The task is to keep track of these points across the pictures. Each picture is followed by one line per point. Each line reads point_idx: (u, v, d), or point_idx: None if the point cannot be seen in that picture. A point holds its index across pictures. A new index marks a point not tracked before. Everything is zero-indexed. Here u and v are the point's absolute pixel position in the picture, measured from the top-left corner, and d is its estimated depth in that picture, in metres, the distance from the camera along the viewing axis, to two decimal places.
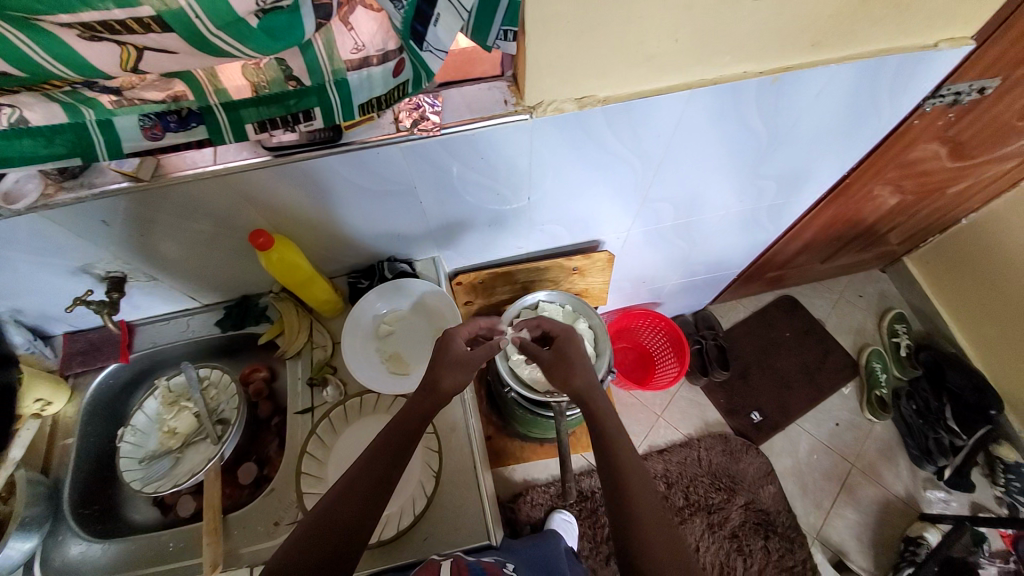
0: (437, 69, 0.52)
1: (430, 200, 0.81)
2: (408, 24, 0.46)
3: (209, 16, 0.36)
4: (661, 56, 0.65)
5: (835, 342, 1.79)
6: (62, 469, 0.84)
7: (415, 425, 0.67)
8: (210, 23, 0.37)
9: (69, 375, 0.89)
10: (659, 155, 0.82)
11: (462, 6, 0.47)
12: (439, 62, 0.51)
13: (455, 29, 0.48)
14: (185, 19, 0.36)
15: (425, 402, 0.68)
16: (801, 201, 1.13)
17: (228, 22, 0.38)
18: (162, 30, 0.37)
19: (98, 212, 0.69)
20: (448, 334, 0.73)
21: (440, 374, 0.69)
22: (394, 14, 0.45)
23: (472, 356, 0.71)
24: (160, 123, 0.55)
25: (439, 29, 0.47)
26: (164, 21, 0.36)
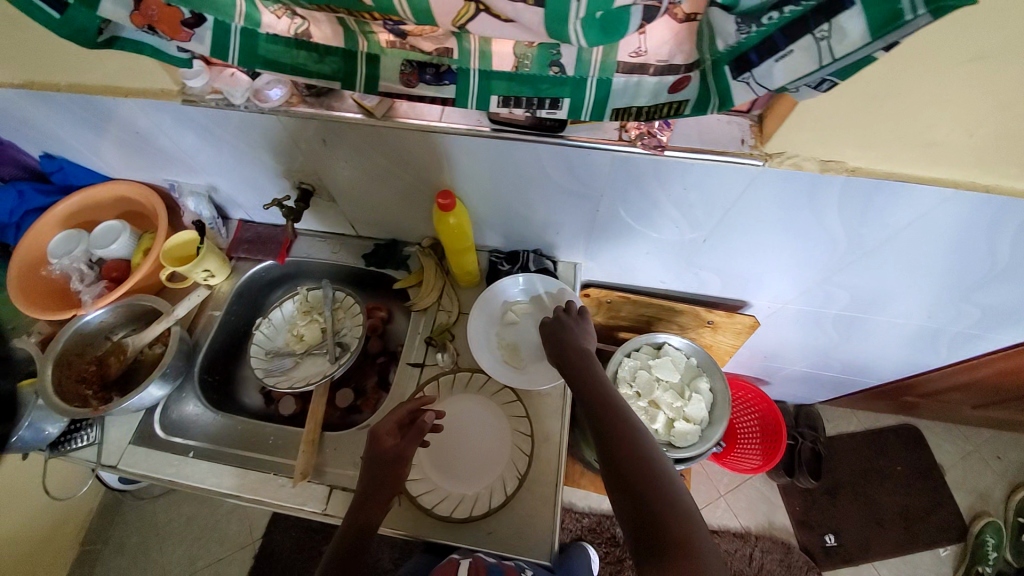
0: (739, 103, 0.45)
1: (606, 211, 0.78)
2: (741, 48, 0.42)
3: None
4: (944, 145, 0.56)
5: (951, 497, 1.54)
6: (203, 335, 0.93)
7: (375, 514, 0.68)
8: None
9: (234, 257, 0.99)
10: (869, 244, 0.73)
11: (826, 54, 0.39)
12: (748, 96, 0.44)
13: (798, 72, 0.41)
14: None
15: (369, 505, 0.68)
16: (993, 340, 0.96)
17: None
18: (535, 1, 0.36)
19: (319, 130, 0.74)
20: (372, 434, 0.71)
21: (380, 461, 0.70)
22: (730, 36, 0.42)
23: (399, 450, 0.70)
24: (417, 72, 0.58)
25: (779, 66, 0.41)
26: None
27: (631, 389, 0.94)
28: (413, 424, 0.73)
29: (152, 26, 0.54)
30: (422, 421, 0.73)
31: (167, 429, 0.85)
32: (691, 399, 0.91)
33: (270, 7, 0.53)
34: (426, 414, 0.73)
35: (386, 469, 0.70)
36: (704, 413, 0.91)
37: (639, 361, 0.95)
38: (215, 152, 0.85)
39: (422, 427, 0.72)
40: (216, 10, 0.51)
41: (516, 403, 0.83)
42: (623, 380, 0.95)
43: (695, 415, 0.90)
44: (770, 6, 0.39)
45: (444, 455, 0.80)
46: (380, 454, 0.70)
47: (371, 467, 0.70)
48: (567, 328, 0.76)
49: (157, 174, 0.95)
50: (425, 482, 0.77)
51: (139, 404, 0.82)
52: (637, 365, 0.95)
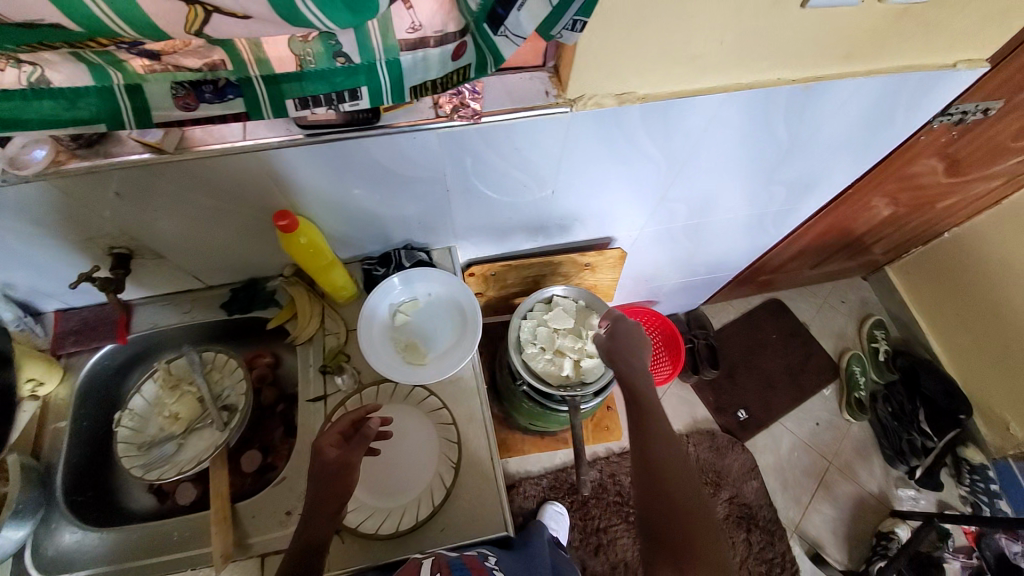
0: (508, 56, 0.51)
1: (456, 189, 0.79)
2: (488, 6, 0.46)
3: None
4: (706, 56, 0.65)
5: (819, 344, 1.86)
6: (54, 454, 0.79)
7: (323, 526, 0.63)
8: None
9: (62, 354, 0.84)
10: (684, 156, 0.83)
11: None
12: (512, 48, 0.50)
13: (539, 17, 0.47)
14: None
15: (314, 519, 0.63)
16: (804, 209, 1.16)
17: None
18: None
19: (109, 184, 0.65)
20: (313, 448, 0.65)
21: (324, 471, 0.64)
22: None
23: (344, 460, 0.65)
24: (193, 92, 0.53)
25: (523, 15, 0.46)
26: None
27: (535, 347, 0.99)
28: (357, 431, 0.68)
29: None
30: (366, 428, 0.68)
31: (48, 567, 0.72)
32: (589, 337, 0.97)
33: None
34: (369, 421, 0.68)
35: (335, 482, 0.64)
36: None
37: (536, 320, 1.00)
38: None
39: (368, 434, 0.67)
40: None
41: (431, 398, 0.82)
42: (527, 342, 1.00)
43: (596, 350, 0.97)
44: None
45: (374, 475, 0.77)
46: (326, 469, 0.64)
47: (315, 481, 0.64)
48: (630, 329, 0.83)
49: None
50: (362, 509, 0.74)
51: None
52: (535, 325, 1.01)
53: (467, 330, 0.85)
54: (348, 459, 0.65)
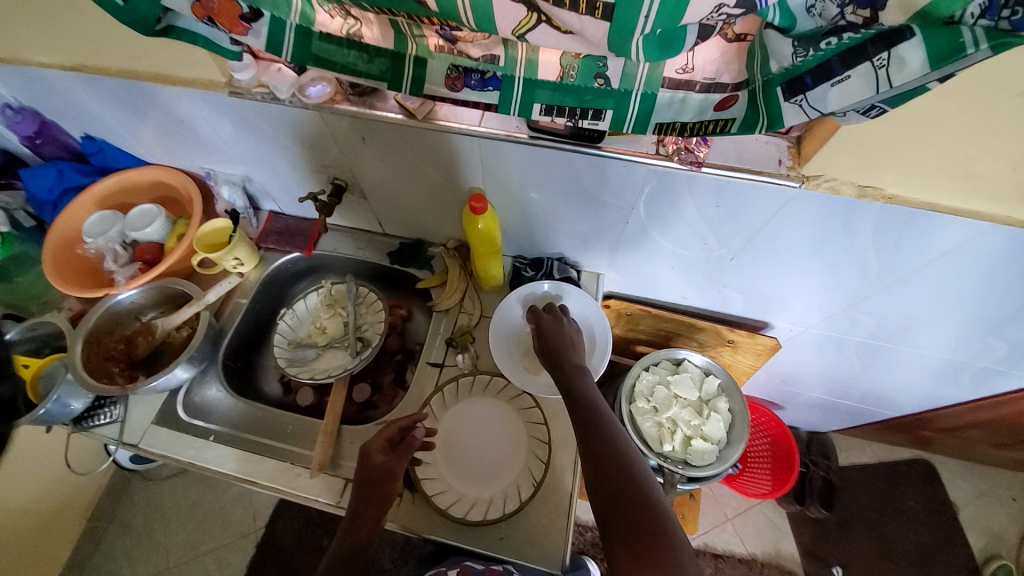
0: (787, 126, 0.47)
1: (636, 224, 0.79)
2: (795, 72, 0.43)
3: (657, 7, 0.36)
4: (987, 178, 0.56)
5: (966, 538, 1.50)
6: (229, 321, 0.95)
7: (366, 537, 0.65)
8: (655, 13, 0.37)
9: (262, 247, 1.01)
10: (902, 273, 0.73)
11: (884, 82, 0.40)
12: (799, 119, 0.46)
13: (854, 97, 0.42)
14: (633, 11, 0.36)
15: (358, 523, 0.66)
16: (1019, 378, 0.95)
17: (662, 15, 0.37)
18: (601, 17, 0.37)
19: (360, 129, 0.75)
20: (362, 451, 0.70)
21: (365, 471, 0.69)
22: (782, 60, 0.44)
23: (388, 464, 0.69)
24: (463, 77, 0.59)
25: (833, 90, 0.43)
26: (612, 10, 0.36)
27: (647, 405, 0.92)
28: (404, 439, 0.72)
29: (212, 17, 0.54)
30: (412, 436, 0.72)
31: (190, 411, 0.87)
32: (709, 417, 0.90)
33: (325, 6, 0.53)
34: (415, 430, 0.73)
35: (376, 485, 0.68)
36: (722, 432, 0.90)
37: (658, 376, 0.95)
38: (257, 143, 0.87)
39: (412, 439, 0.72)
40: (271, 5, 0.52)
41: (535, 409, 0.83)
42: (641, 395, 0.93)
43: (713, 434, 0.89)
44: (826, 31, 0.41)
45: (459, 455, 0.80)
46: (370, 474, 0.69)
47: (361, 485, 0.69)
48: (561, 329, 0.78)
49: (194, 162, 0.98)
50: (440, 483, 0.77)
51: (165, 385, 0.84)
52: (656, 380, 0.95)
53: (591, 356, 0.85)
54: (393, 465, 0.69)
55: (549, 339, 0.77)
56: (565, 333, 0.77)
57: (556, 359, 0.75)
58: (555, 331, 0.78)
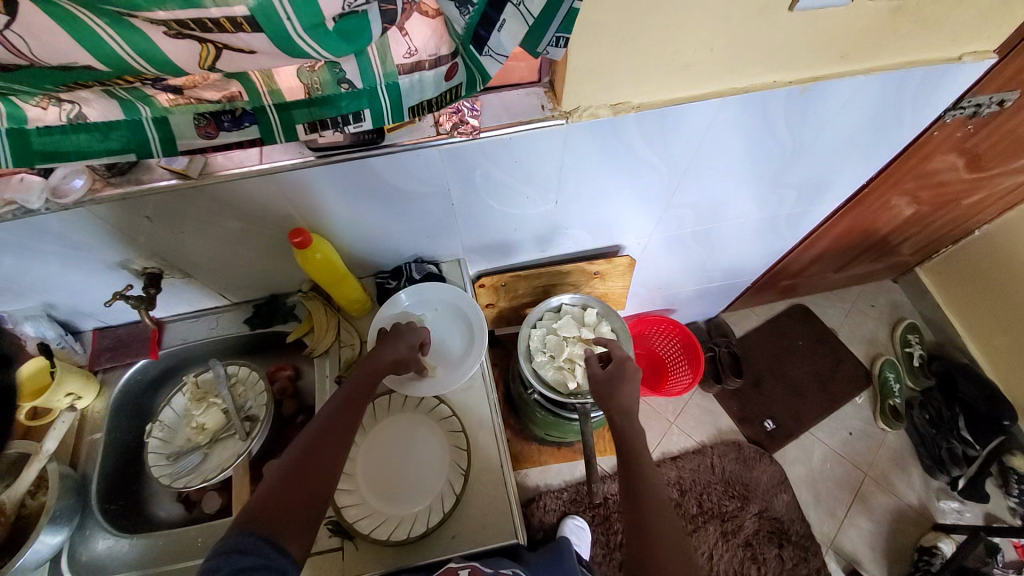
0: (493, 72, 0.53)
1: (461, 202, 0.82)
2: (472, 29, 0.48)
3: (298, 16, 0.37)
4: (697, 64, 0.66)
5: (848, 352, 1.79)
6: (90, 465, 0.84)
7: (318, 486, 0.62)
8: (299, 25, 0.37)
9: (98, 370, 0.90)
10: (686, 162, 0.84)
11: (528, 14, 0.47)
12: (497, 66, 0.52)
13: (518, 36, 0.49)
14: (275, 19, 0.36)
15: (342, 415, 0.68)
16: (817, 211, 1.14)
17: (312, 24, 0.38)
18: (252, 30, 0.37)
19: (141, 210, 0.70)
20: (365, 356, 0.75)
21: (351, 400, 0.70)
22: (459, 21, 0.47)
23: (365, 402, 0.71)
24: (214, 122, 0.57)
25: (503, 35, 0.48)
26: (255, 20, 0.36)
27: (544, 355, 0.99)
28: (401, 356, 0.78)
29: None
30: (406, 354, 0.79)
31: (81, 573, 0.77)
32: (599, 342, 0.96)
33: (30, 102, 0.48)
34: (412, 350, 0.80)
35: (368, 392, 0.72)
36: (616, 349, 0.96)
37: (544, 328, 1.01)
38: (34, 266, 0.76)
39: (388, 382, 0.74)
40: None
41: (441, 406, 0.83)
42: (537, 350, 1.00)
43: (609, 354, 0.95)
44: None
45: (384, 480, 0.78)
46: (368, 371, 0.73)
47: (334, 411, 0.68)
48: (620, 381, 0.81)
49: None
50: (374, 516, 0.75)
51: (37, 559, 0.73)
52: (544, 333, 1.01)
53: (475, 340, 0.86)
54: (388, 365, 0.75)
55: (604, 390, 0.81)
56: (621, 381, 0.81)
57: (610, 400, 0.79)
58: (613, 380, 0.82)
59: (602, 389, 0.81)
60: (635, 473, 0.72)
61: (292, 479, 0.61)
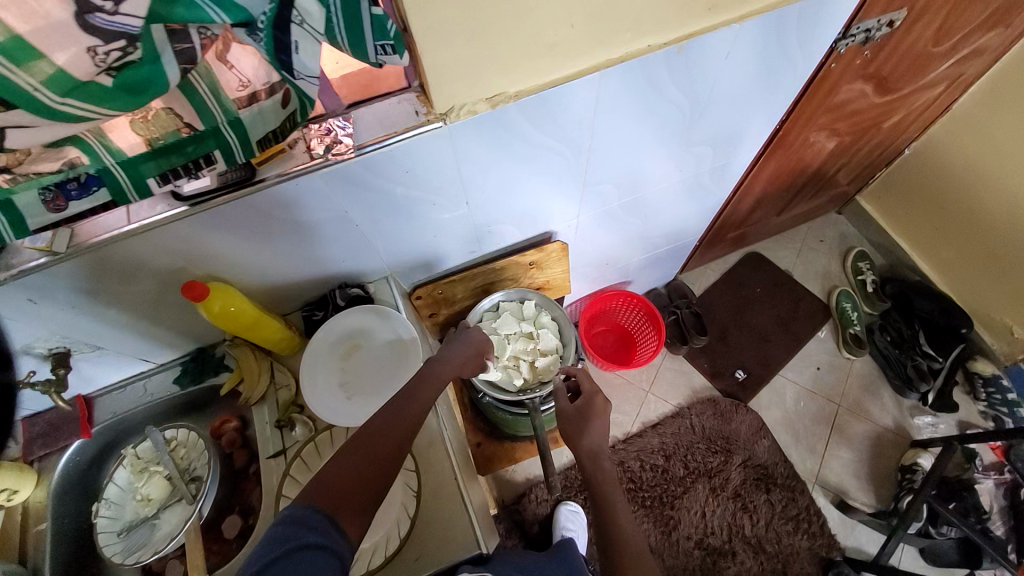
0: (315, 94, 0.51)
1: (365, 222, 0.80)
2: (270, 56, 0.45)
3: (47, 85, 0.35)
4: (563, 43, 0.65)
5: (806, 289, 1.82)
6: (40, 555, 0.81)
7: (366, 486, 0.60)
8: (52, 94, 0.36)
9: (34, 459, 0.85)
10: (587, 140, 0.83)
11: (317, 30, 0.45)
12: (314, 87, 0.50)
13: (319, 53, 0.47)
14: (22, 92, 0.35)
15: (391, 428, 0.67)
16: (740, 161, 1.14)
17: (71, 88, 0.37)
18: (7, 106, 0.36)
19: (20, 293, 0.66)
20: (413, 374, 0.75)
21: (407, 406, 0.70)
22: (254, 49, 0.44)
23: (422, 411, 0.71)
24: (61, 194, 0.53)
25: (303, 56, 0.46)
26: (3, 96, 0.35)
27: (489, 357, 1.00)
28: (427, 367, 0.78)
29: None
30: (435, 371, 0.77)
31: None
32: (541, 335, 1.00)
33: None
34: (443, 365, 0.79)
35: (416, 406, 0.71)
36: (556, 340, 1.01)
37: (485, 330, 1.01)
38: None
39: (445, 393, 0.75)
40: None
41: None
42: None
43: (550, 346, 1.00)
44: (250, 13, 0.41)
45: None
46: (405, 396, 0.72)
47: (388, 414, 0.69)
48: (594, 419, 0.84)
49: None
50: None
51: None
52: (485, 335, 1.02)
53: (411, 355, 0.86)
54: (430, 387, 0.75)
55: (573, 428, 0.83)
56: (592, 416, 0.84)
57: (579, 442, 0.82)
58: (580, 414, 0.84)
59: (572, 426, 0.84)
60: (608, 518, 0.74)
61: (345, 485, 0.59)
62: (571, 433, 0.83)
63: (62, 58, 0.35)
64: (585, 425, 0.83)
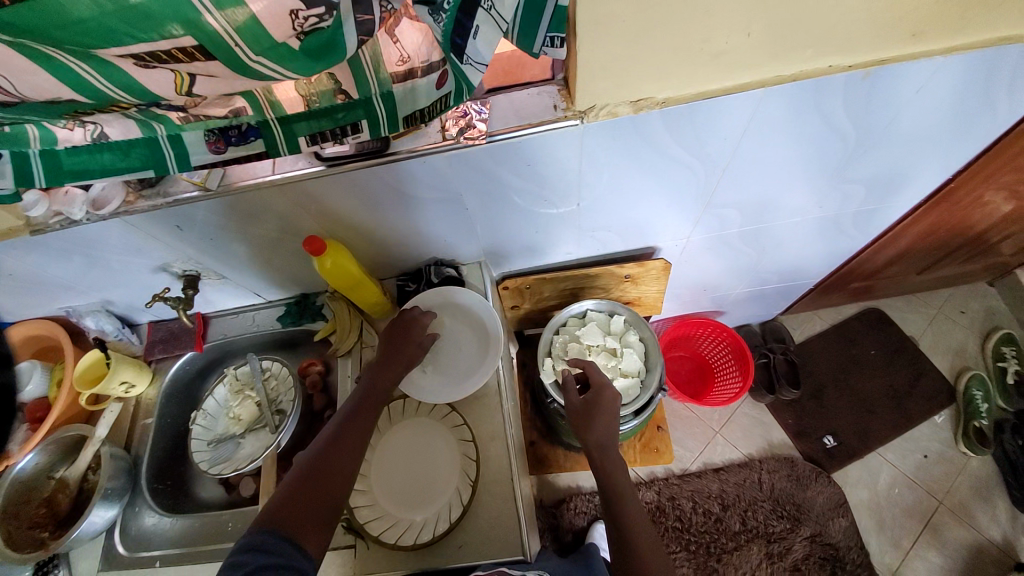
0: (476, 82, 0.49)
1: (475, 206, 0.80)
2: (447, 38, 0.44)
3: (246, 43, 0.37)
4: (731, 53, 0.58)
5: (930, 364, 1.58)
6: (142, 447, 0.92)
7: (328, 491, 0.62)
8: (249, 51, 0.37)
9: (152, 360, 0.98)
10: (725, 159, 0.76)
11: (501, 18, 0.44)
12: (479, 75, 0.48)
13: (496, 43, 0.45)
14: (224, 46, 0.37)
15: (347, 435, 0.68)
16: (891, 209, 1.00)
17: (265, 47, 0.38)
18: (205, 58, 0.38)
19: (172, 218, 0.74)
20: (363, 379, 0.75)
21: (359, 417, 0.70)
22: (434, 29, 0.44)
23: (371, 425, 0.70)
24: (222, 138, 0.57)
25: (479, 43, 0.45)
26: (206, 50, 0.37)
27: (565, 362, 0.97)
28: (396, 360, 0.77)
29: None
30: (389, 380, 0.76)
31: (131, 546, 0.84)
32: (625, 354, 0.95)
33: (56, 124, 0.49)
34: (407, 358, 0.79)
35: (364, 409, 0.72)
36: (640, 362, 0.95)
37: (567, 335, 0.99)
38: (93, 269, 0.84)
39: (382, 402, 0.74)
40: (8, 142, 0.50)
41: (452, 414, 0.82)
42: (557, 356, 0.98)
43: (633, 368, 0.94)
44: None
45: (395, 481, 0.79)
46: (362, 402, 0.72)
47: (344, 425, 0.69)
48: (605, 408, 0.77)
49: (49, 305, 0.93)
50: (384, 519, 0.76)
51: (92, 531, 0.81)
52: (566, 339, 0.99)
53: (491, 345, 0.85)
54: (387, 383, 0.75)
55: (580, 421, 0.77)
56: (606, 407, 0.77)
57: (589, 431, 0.76)
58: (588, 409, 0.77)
59: (579, 419, 0.77)
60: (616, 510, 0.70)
61: (303, 498, 0.61)
62: (577, 425, 0.77)
63: (266, 17, 0.35)
64: (597, 415, 0.76)
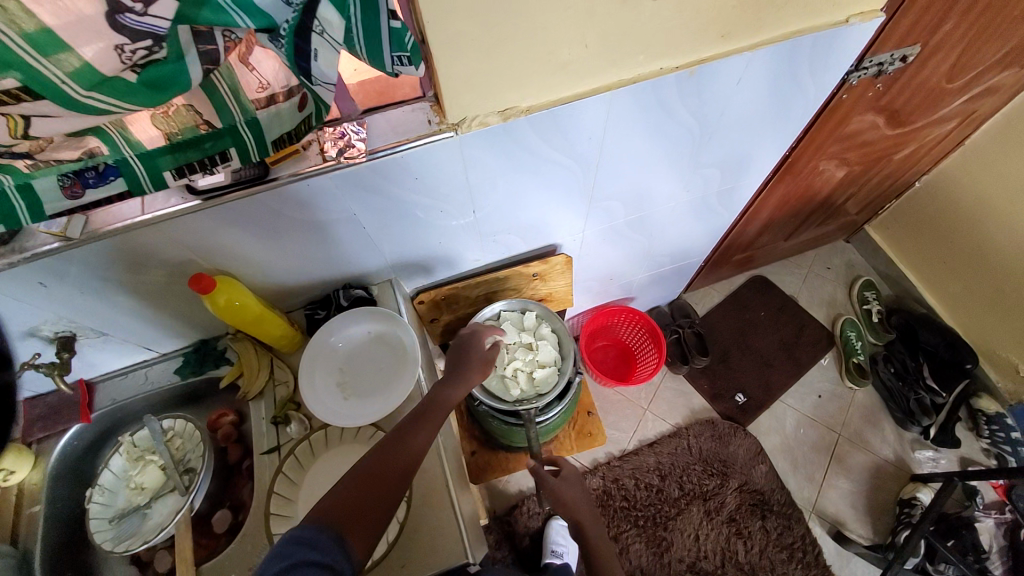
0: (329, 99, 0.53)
1: (373, 224, 0.81)
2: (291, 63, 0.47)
3: (73, 80, 0.37)
4: (576, 61, 0.66)
5: (809, 315, 1.81)
6: (31, 538, 0.81)
7: (378, 501, 0.63)
8: (78, 87, 0.37)
9: (32, 442, 0.85)
10: (595, 156, 0.84)
11: (334, 39, 0.47)
12: (330, 91, 0.52)
13: (336, 62, 0.49)
14: (52, 86, 0.37)
15: (408, 442, 0.70)
16: (748, 185, 1.15)
17: (97, 83, 0.38)
18: (33, 98, 0.37)
19: (32, 276, 0.67)
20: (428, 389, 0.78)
21: (417, 427, 0.72)
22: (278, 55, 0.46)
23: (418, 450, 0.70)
24: (78, 181, 0.55)
25: (322, 64, 0.48)
26: (33, 90, 0.37)
27: None
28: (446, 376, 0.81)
29: None
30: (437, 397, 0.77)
31: None
32: (540, 346, 1.00)
33: None
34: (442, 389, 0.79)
35: (421, 418, 0.74)
36: (556, 352, 1.01)
37: None
38: None
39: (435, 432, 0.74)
40: None
41: (378, 433, 0.81)
42: None
43: (549, 358, 1.00)
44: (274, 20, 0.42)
45: None
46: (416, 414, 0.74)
47: (398, 434, 0.71)
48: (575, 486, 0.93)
49: None
50: None
51: None
52: None
53: (409, 355, 0.85)
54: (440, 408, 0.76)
55: (564, 493, 0.92)
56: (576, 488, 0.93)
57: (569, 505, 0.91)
58: (568, 482, 0.93)
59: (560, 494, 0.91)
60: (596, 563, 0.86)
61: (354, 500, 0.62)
62: (558, 500, 0.91)
63: (95, 60, 0.37)
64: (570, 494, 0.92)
